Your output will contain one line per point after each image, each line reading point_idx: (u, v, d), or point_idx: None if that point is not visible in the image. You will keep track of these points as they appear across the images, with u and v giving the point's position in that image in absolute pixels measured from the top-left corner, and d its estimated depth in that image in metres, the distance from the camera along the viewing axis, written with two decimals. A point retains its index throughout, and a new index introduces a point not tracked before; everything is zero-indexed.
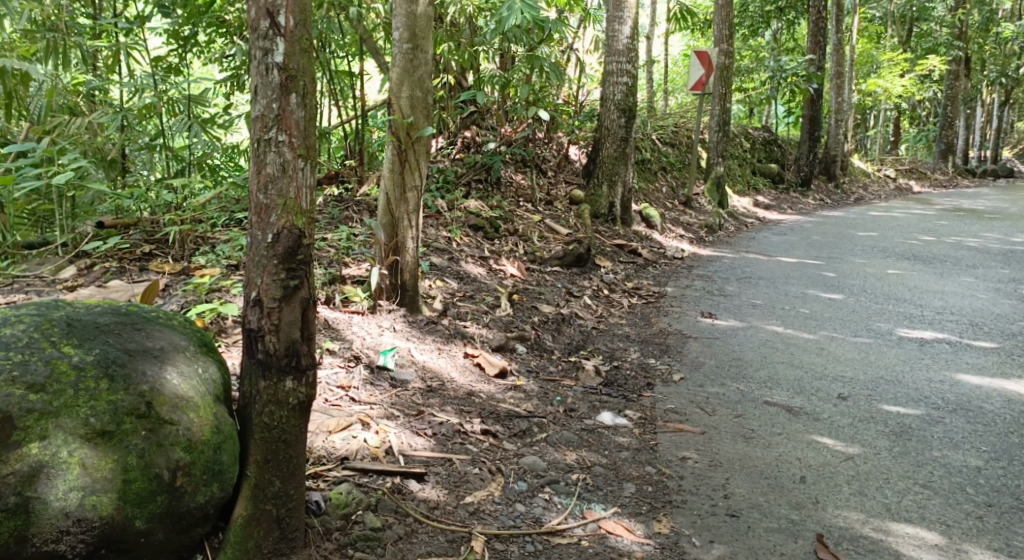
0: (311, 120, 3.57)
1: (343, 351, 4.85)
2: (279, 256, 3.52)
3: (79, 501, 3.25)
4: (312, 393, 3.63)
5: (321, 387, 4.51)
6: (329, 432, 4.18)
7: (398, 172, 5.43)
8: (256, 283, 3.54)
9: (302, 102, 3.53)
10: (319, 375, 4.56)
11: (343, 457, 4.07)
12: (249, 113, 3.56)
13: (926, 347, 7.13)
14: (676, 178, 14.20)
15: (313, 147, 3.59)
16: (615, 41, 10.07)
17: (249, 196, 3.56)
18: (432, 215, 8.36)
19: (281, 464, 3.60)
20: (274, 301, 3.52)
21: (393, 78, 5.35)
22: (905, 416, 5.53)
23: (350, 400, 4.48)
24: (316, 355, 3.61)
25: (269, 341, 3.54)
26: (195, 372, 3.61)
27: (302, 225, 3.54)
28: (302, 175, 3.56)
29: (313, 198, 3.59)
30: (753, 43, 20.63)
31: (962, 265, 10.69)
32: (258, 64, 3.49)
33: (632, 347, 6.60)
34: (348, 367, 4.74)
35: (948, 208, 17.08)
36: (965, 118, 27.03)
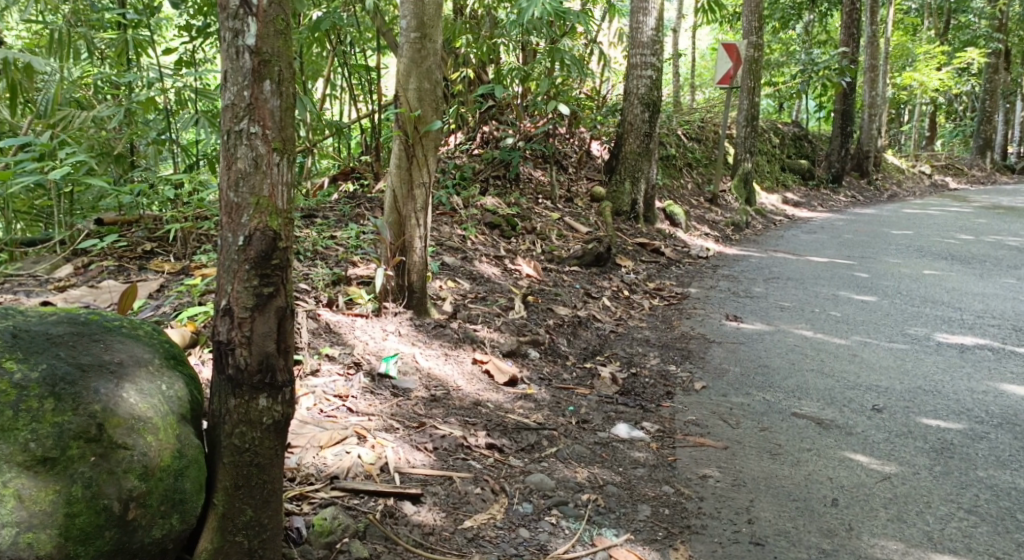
0: (288, 110, 3.39)
1: (342, 357, 4.61)
2: (251, 261, 3.34)
3: (12, 539, 3.02)
4: (288, 412, 3.44)
5: (316, 396, 4.28)
6: (320, 447, 3.94)
7: (405, 169, 5.17)
8: (227, 291, 3.36)
9: (276, 90, 3.35)
10: (314, 384, 4.33)
11: (332, 475, 3.83)
12: (219, 102, 3.38)
13: (965, 354, 6.78)
14: (702, 175, 13.88)
15: (290, 139, 3.41)
16: (640, 33, 9.77)
17: (220, 194, 3.38)
18: (447, 213, 8.12)
19: (253, 490, 3.41)
20: (246, 310, 3.35)
21: (399, 69, 5.09)
22: (947, 430, 5.22)
23: (346, 411, 4.24)
24: (292, 369, 3.43)
25: (240, 354, 3.36)
26: (157, 389, 3.40)
27: (277, 227, 3.36)
28: (276, 171, 3.38)
29: (290, 197, 3.41)
30: (783, 37, 20.19)
31: (1000, 266, 10.29)
32: (228, 47, 3.30)
33: (652, 352, 6.31)
34: (347, 375, 4.50)
35: (986, 205, 16.58)
36: (1003, 113, 26.39)
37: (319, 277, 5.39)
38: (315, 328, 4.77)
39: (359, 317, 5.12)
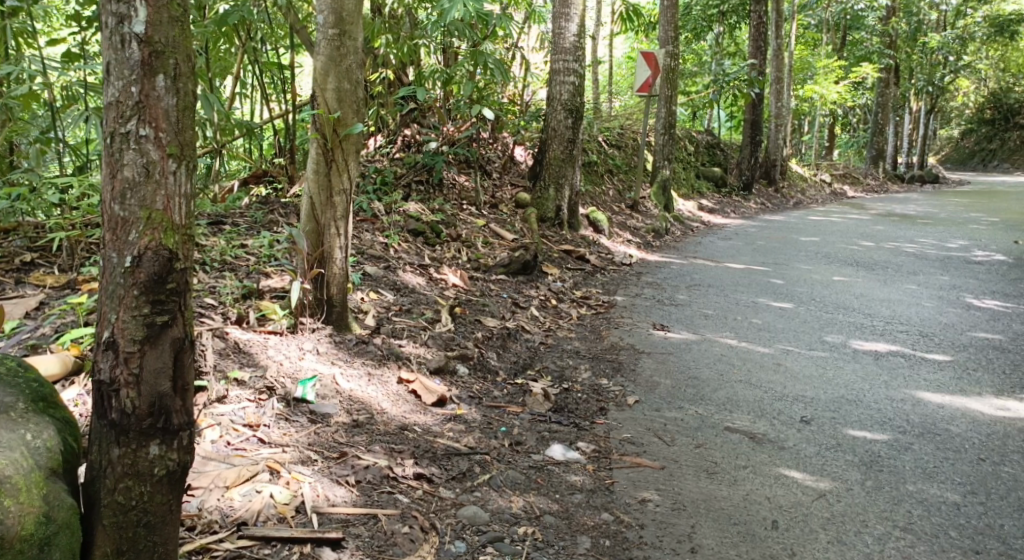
0: (184, 109, 3.15)
1: (254, 381, 4.25)
2: (140, 285, 3.11)
3: None
4: (182, 460, 3.23)
5: (223, 426, 3.93)
6: (226, 487, 3.60)
7: (324, 175, 4.83)
8: (111, 321, 3.13)
9: (172, 86, 3.11)
10: (221, 413, 3.98)
11: (240, 520, 3.48)
12: (104, 99, 3.12)
13: (880, 361, 6.74)
14: (622, 182, 13.79)
15: (187, 143, 3.17)
16: (562, 39, 9.60)
17: (103, 206, 3.13)
18: (367, 220, 7.80)
19: (141, 553, 3.19)
20: (134, 344, 3.12)
21: (317, 68, 4.75)
22: (873, 442, 5.11)
23: (257, 443, 3.90)
24: (187, 409, 3.21)
25: (126, 395, 3.13)
26: (19, 440, 3.14)
27: (173, 245, 3.13)
28: (172, 180, 3.14)
29: (188, 210, 3.17)
30: (697, 47, 20.35)
31: (904, 271, 10.45)
32: (113, 34, 3.06)
33: (583, 365, 6.08)
34: (258, 401, 4.15)
35: (883, 213, 17.00)
36: (894, 125, 27.24)
37: (227, 291, 5.04)
38: (223, 348, 4.40)
39: (272, 334, 4.77)
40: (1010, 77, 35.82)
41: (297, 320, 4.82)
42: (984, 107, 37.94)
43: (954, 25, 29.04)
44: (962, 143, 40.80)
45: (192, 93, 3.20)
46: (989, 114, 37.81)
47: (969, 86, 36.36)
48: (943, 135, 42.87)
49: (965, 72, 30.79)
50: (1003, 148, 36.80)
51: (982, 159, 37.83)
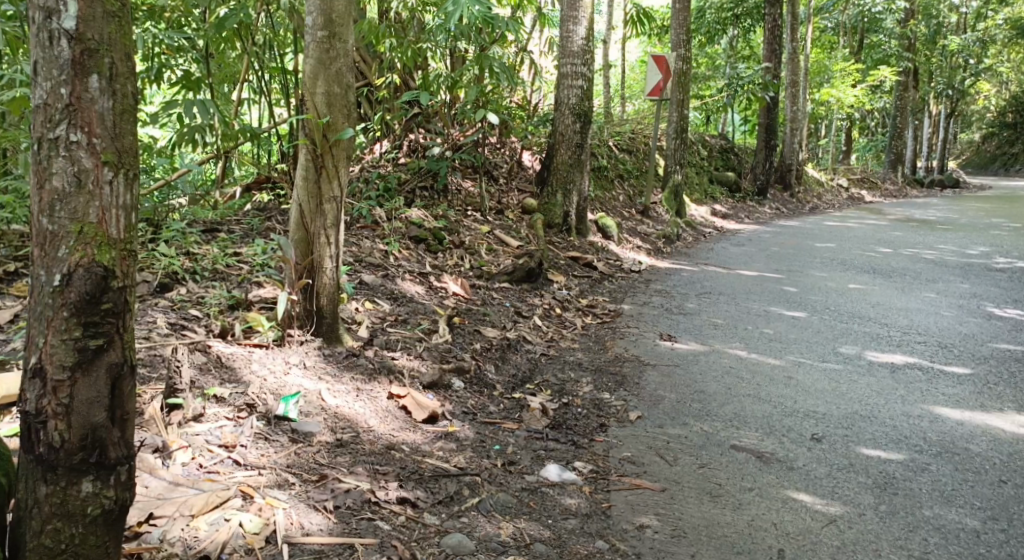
0: (121, 112, 3.10)
1: (233, 398, 4.11)
2: (70, 307, 3.06)
3: None
4: (118, 496, 3.17)
5: (198, 447, 3.79)
6: (192, 515, 3.41)
7: (313, 181, 4.67)
8: (38, 348, 3.07)
9: (106, 87, 3.06)
10: (196, 434, 3.84)
11: (203, 553, 3.29)
12: (33, 102, 3.07)
13: (896, 374, 6.51)
14: (634, 187, 13.58)
15: (125, 150, 3.12)
16: (570, 42, 9.42)
17: (31, 219, 3.08)
18: (368, 226, 7.63)
19: None
20: (63, 372, 3.07)
21: (305, 72, 4.58)
22: (887, 462, 4.89)
23: (232, 465, 3.74)
24: (121, 441, 3.16)
25: (54, 429, 3.08)
26: None
27: (107, 261, 3.09)
28: (108, 190, 3.09)
29: (125, 222, 3.12)
30: (711, 51, 20.12)
31: (921, 279, 10.19)
32: (41, 31, 3.01)
33: (585, 378, 5.88)
34: (237, 420, 4.00)
35: (901, 218, 16.69)
36: (912, 129, 26.90)
37: (214, 303, 4.97)
38: (203, 363, 4.29)
39: (258, 347, 4.62)
40: None
41: (284, 332, 4.66)
42: (1004, 110, 37.48)
43: (973, 28, 28.68)
44: (981, 147, 40.32)
45: (131, 95, 3.15)
46: (1010, 117, 37.34)
47: (989, 90, 35.92)
48: (962, 139, 42.40)
49: (984, 76, 30.39)
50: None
51: (1002, 163, 37.35)
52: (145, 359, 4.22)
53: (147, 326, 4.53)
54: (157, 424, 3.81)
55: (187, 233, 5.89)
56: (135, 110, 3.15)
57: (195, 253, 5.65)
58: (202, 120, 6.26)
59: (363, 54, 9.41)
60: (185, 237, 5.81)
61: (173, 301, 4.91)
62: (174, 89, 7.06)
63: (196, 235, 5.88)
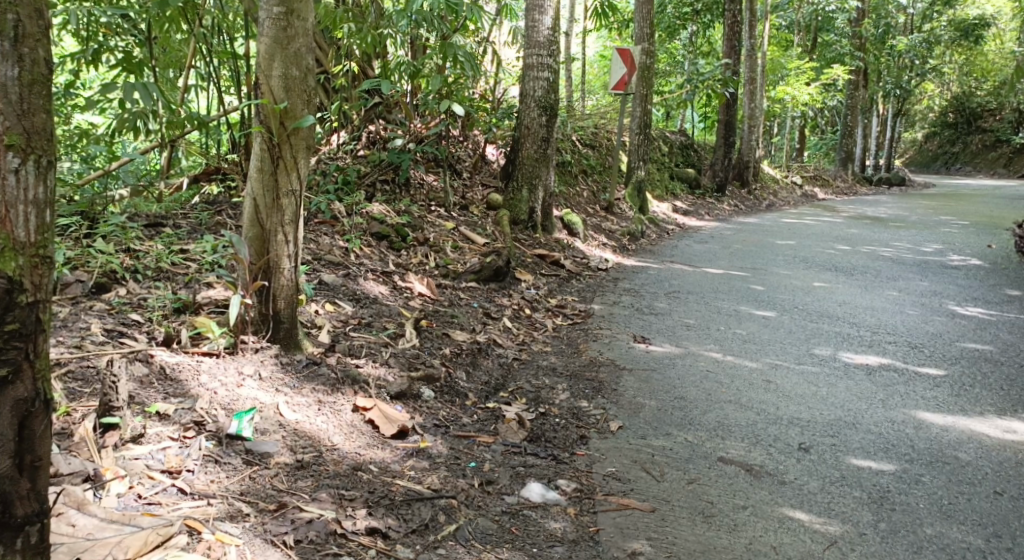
0: (29, 84, 2.81)
1: (179, 416, 3.70)
2: None
3: None
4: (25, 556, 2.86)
5: (136, 474, 3.38)
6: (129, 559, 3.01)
7: (269, 172, 4.27)
8: None
9: (9, 51, 2.77)
10: (134, 459, 3.43)
11: None
12: None
13: (873, 376, 6.24)
14: (596, 183, 13.26)
15: (34, 132, 2.82)
16: (535, 32, 9.09)
17: None
18: (326, 222, 7.22)
19: None
20: None
21: (260, 52, 4.17)
22: (880, 474, 4.60)
23: (176, 494, 3.34)
24: (28, 494, 2.86)
25: None
26: None
27: (11, 268, 2.80)
28: (13, 182, 2.80)
29: (34, 221, 2.83)
30: (670, 47, 19.86)
31: (884, 277, 10.01)
32: None
33: (561, 384, 5.53)
34: (183, 440, 3.59)
35: (856, 216, 16.61)
36: (862, 127, 26.95)
37: (157, 306, 4.54)
38: (144, 376, 3.87)
39: (207, 356, 4.20)
40: (973, 81, 35.79)
41: (237, 339, 4.26)
42: (947, 110, 37.83)
43: (921, 28, 28.83)
44: (924, 146, 40.73)
45: (44, 62, 2.84)
46: (952, 117, 37.72)
47: (933, 90, 36.22)
48: (906, 138, 42.78)
49: (931, 75, 30.61)
50: (965, 151, 36.78)
51: (944, 162, 37.74)
52: (76, 373, 3.80)
53: (80, 334, 4.11)
54: (89, 448, 3.42)
55: (128, 227, 5.45)
56: (48, 82, 2.85)
57: (137, 251, 5.21)
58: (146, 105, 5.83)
59: (318, 40, 8.95)
60: (126, 233, 5.37)
61: (110, 304, 4.48)
62: (116, 74, 6.61)
63: (138, 231, 5.44)
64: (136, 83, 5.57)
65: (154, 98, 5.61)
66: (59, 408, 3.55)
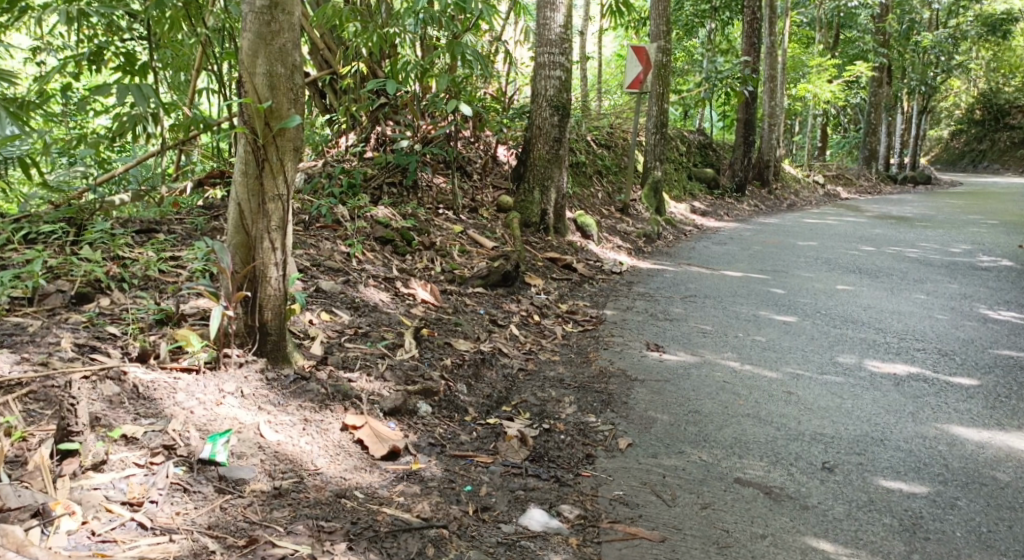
0: None
1: (147, 439, 3.58)
2: None
3: None
4: None
5: (93, 505, 3.29)
6: None
7: (254, 176, 4.05)
8: None
9: None
10: (93, 489, 3.34)
11: None
12: None
13: (901, 388, 5.83)
14: (612, 183, 12.96)
15: None
16: (547, 30, 8.82)
17: None
18: (328, 227, 6.97)
19: None
20: None
21: (243, 49, 3.94)
22: (912, 498, 4.31)
23: (136, 529, 3.25)
24: None
25: None
26: None
27: None
28: None
29: None
30: (688, 44, 19.42)
31: (908, 279, 9.67)
32: None
33: (568, 397, 5.25)
34: (148, 466, 3.48)
35: (880, 215, 16.19)
36: (886, 125, 26.43)
37: (136, 318, 4.35)
38: (114, 395, 3.74)
39: (186, 372, 4.01)
40: (999, 77, 35.12)
41: (219, 354, 4.05)
42: (974, 106, 37.10)
43: (946, 23, 28.23)
44: (949, 143, 40.00)
45: None
46: (979, 114, 37.04)
47: (959, 86, 35.55)
48: (931, 135, 42.06)
49: (957, 71, 29.98)
50: (993, 148, 36.07)
51: (971, 159, 37.05)
52: (39, 393, 3.65)
53: (49, 349, 3.97)
54: (43, 477, 3.32)
55: (117, 234, 5.22)
56: None
57: (125, 258, 4.98)
58: (140, 110, 5.49)
59: (326, 40, 8.70)
60: (114, 240, 5.15)
61: (87, 317, 4.30)
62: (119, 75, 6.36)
63: (127, 237, 5.22)
64: (128, 85, 5.23)
65: (154, 100, 5.34)
66: (15, 432, 3.46)
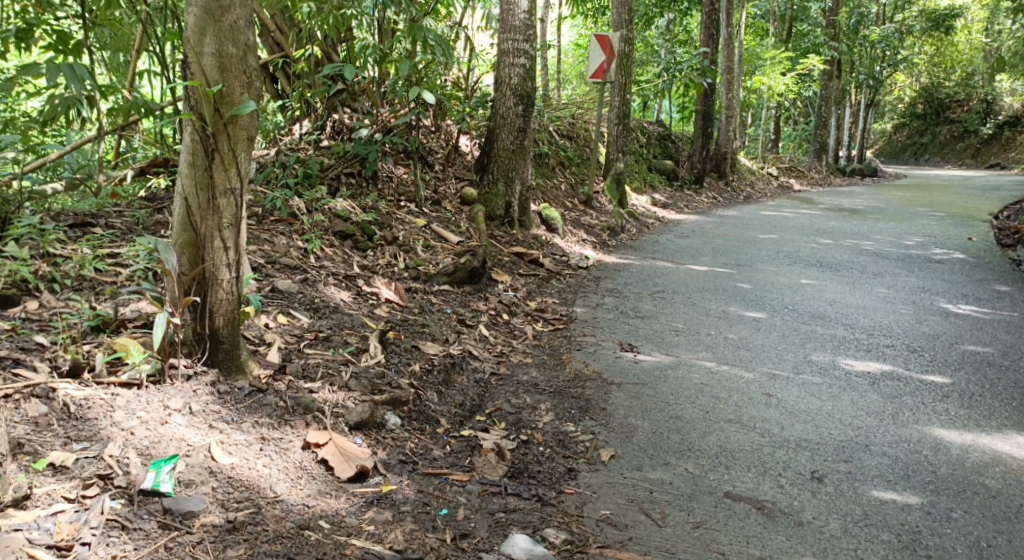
0: None
1: (78, 468, 3.33)
2: None
3: None
4: None
5: (15, 546, 3.04)
6: None
7: (202, 168, 3.74)
8: None
9: None
10: (15, 528, 3.09)
11: None
12: None
13: (877, 387, 5.39)
14: (573, 175, 12.65)
15: None
16: (511, 16, 8.46)
17: None
18: (283, 220, 6.56)
19: None
20: None
21: (188, 27, 3.63)
22: (907, 510, 4.04)
23: None
24: None
25: None
26: None
27: None
28: None
29: None
30: (647, 35, 19.12)
31: (872, 271, 9.53)
32: None
33: (544, 403, 4.85)
34: (78, 501, 3.23)
35: (833, 207, 16.14)
36: (836, 118, 26.49)
37: (69, 326, 4.03)
38: (41, 416, 3.49)
39: (126, 388, 3.73)
40: (943, 71, 35.53)
41: (163, 366, 3.78)
42: (917, 101, 37.43)
43: (893, 18, 28.36)
44: (894, 136, 40.33)
45: None
46: (921, 108, 37.47)
47: (904, 80, 35.88)
48: (877, 129, 42.43)
49: (903, 65, 30.16)
50: (935, 141, 36.51)
51: (913, 152, 37.48)
52: None
53: None
54: None
55: (47, 229, 4.78)
56: None
57: (56, 255, 4.58)
58: (77, 95, 5.03)
59: (277, 22, 8.24)
60: (44, 235, 4.69)
61: (11, 324, 3.97)
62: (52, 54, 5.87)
63: (60, 233, 4.78)
64: (62, 66, 4.78)
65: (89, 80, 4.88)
66: None
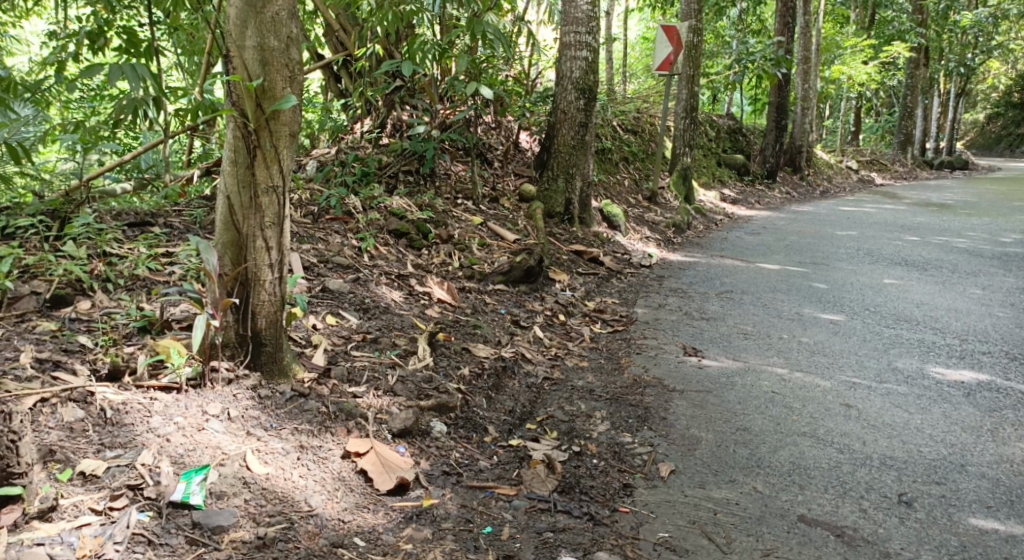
0: None
1: (108, 477, 3.33)
2: None
3: None
4: None
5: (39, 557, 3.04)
6: None
7: (245, 166, 3.72)
8: None
9: None
10: (42, 540, 3.10)
11: None
12: None
13: (974, 400, 5.05)
14: (639, 170, 12.38)
15: None
16: (574, 7, 8.22)
17: None
18: (338, 219, 6.46)
19: None
20: None
21: (230, 21, 3.61)
22: (1012, 543, 3.77)
23: None
24: None
25: None
26: None
27: None
28: None
29: None
30: (718, 26, 18.66)
31: (956, 271, 9.06)
32: None
33: (599, 412, 4.65)
34: (105, 512, 3.23)
35: (916, 202, 15.51)
36: (925, 108, 25.48)
37: (115, 327, 4.01)
38: (76, 422, 3.50)
39: (166, 392, 3.73)
40: None
41: (204, 370, 3.77)
42: (1010, 90, 35.90)
43: (984, 3, 27.19)
44: (986, 127, 38.76)
45: None
46: (1019, 97, 35.91)
47: (997, 68, 34.42)
48: (967, 119, 40.87)
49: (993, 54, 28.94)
50: None
51: (1007, 144, 35.95)
52: None
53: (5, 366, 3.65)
54: None
55: (103, 229, 4.73)
56: None
57: (112, 255, 4.52)
58: (142, 97, 4.91)
59: (341, 20, 8.17)
60: (100, 235, 4.66)
61: (57, 325, 3.96)
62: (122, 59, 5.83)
63: (116, 231, 4.74)
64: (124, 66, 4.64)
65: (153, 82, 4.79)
66: None
